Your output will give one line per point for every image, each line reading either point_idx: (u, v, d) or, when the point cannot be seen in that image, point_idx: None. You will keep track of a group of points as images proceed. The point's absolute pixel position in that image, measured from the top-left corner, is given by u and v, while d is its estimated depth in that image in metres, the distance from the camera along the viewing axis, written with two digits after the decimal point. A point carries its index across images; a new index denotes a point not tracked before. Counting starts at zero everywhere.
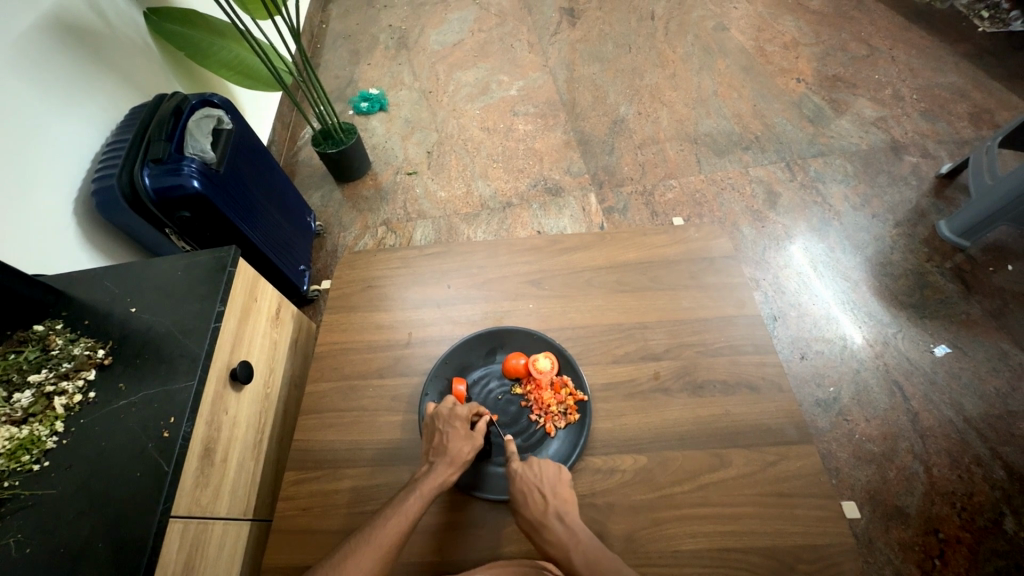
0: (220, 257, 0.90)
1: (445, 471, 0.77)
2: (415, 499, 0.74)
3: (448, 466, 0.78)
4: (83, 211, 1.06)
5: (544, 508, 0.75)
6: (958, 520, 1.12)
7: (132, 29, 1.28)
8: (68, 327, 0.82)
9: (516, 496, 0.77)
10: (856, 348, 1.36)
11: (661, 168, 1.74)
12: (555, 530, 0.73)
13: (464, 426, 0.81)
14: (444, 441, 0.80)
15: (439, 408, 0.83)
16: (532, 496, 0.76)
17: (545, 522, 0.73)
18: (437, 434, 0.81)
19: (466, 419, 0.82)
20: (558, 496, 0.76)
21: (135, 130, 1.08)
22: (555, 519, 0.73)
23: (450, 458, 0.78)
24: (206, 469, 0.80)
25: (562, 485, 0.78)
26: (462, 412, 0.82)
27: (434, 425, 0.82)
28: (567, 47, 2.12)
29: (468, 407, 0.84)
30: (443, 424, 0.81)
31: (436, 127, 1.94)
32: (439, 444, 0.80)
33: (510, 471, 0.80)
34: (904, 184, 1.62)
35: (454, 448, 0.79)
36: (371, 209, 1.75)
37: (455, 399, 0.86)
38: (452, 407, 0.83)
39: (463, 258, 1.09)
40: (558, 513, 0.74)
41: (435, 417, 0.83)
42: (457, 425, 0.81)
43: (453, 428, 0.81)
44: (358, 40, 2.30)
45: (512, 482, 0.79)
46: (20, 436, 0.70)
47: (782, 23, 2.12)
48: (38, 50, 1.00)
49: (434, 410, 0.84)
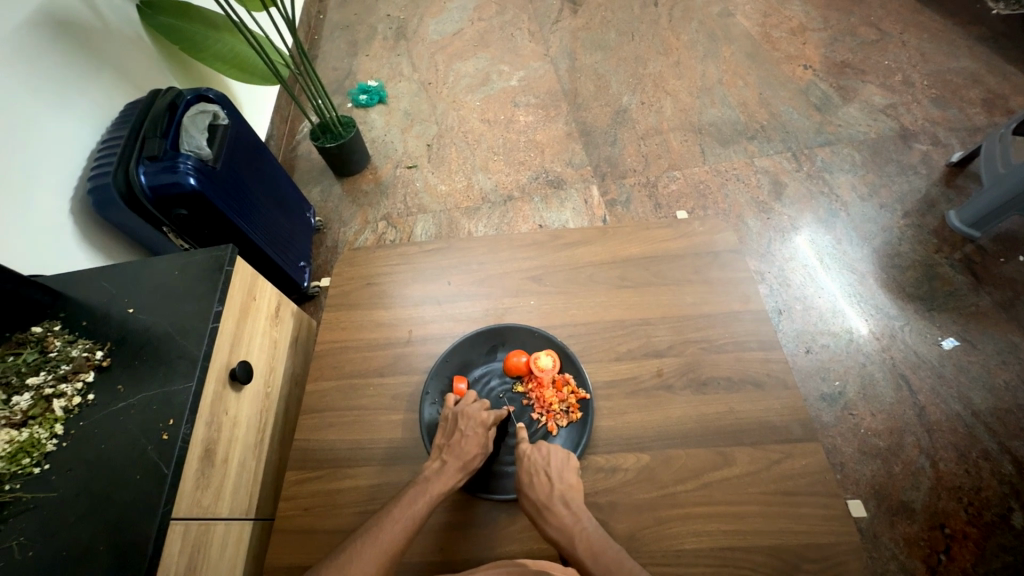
0: (217, 256, 0.89)
1: (454, 475, 0.77)
2: (423, 503, 0.73)
3: (457, 470, 0.77)
4: (79, 210, 1.05)
5: (550, 491, 0.74)
6: (965, 515, 1.11)
7: (125, 22, 1.26)
8: (66, 328, 0.82)
9: (522, 476, 0.77)
10: (862, 341, 1.35)
11: (665, 159, 1.71)
12: (561, 516, 0.72)
13: (481, 432, 0.81)
14: (461, 442, 0.79)
15: (463, 406, 0.83)
16: (538, 478, 0.76)
17: (551, 505, 0.73)
18: (455, 433, 0.81)
19: (487, 427, 0.82)
20: (564, 481, 0.76)
21: (130, 127, 1.06)
22: (560, 504, 0.73)
23: (460, 462, 0.78)
24: (207, 470, 0.80)
25: (569, 471, 0.78)
26: (487, 418, 0.82)
27: (456, 423, 0.81)
28: (568, 35, 2.08)
29: (489, 411, 0.84)
30: (465, 425, 0.81)
31: (435, 119, 1.91)
32: (454, 443, 0.79)
33: (520, 452, 0.80)
34: (913, 173, 1.59)
35: (466, 451, 0.79)
36: (371, 204, 1.73)
37: (474, 398, 0.86)
38: (475, 410, 0.82)
39: (462, 254, 1.08)
40: (563, 498, 0.74)
41: (458, 415, 0.82)
42: (478, 431, 0.81)
43: (470, 431, 0.80)
44: (356, 31, 2.26)
45: (520, 461, 0.79)
46: (20, 439, 0.69)
47: (789, 7, 2.06)
48: (29, 46, 0.99)
49: (453, 410, 0.83)
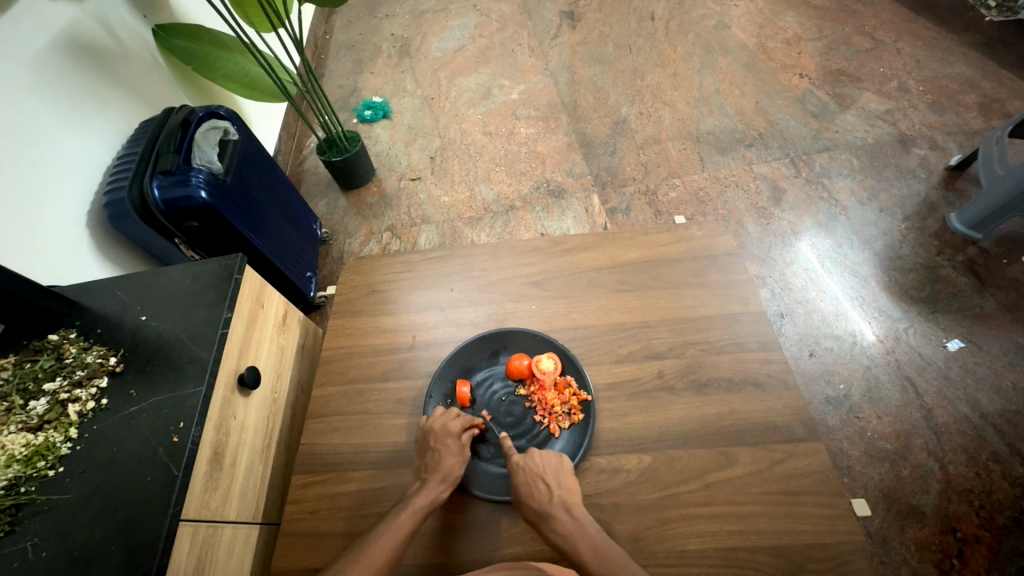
0: (227, 265, 0.92)
1: (436, 488, 0.78)
2: (407, 517, 0.74)
3: (438, 483, 0.78)
4: (95, 224, 1.09)
5: (549, 497, 0.75)
6: (977, 519, 1.10)
7: (141, 44, 1.32)
8: (81, 336, 0.84)
9: (520, 485, 0.77)
10: (866, 345, 1.34)
11: (665, 167, 1.74)
12: (563, 521, 0.73)
13: (455, 443, 0.82)
14: (437, 458, 0.80)
15: (431, 423, 0.84)
16: (537, 486, 0.76)
17: (552, 511, 0.73)
18: (427, 452, 0.81)
19: (456, 437, 0.83)
20: (563, 486, 0.77)
21: (145, 144, 1.10)
22: (562, 509, 0.74)
23: (441, 475, 0.79)
24: (215, 474, 0.82)
25: (566, 475, 0.79)
26: (454, 428, 0.83)
27: (426, 441, 0.82)
28: (567, 50, 2.13)
29: (459, 422, 0.85)
30: (436, 440, 0.82)
31: (438, 132, 1.96)
32: (431, 461, 0.80)
33: (514, 464, 0.81)
34: (912, 177, 1.60)
35: (445, 464, 0.79)
36: (376, 216, 1.76)
37: (449, 411, 0.86)
38: (444, 424, 0.83)
39: (464, 261, 1.10)
40: (563, 503, 0.74)
41: (427, 432, 0.83)
42: (449, 442, 0.82)
43: (445, 445, 0.81)
44: (362, 50, 2.33)
45: (515, 474, 0.79)
46: (35, 443, 0.71)
47: (783, 19, 2.10)
48: (52, 69, 1.04)
49: (427, 424, 0.84)
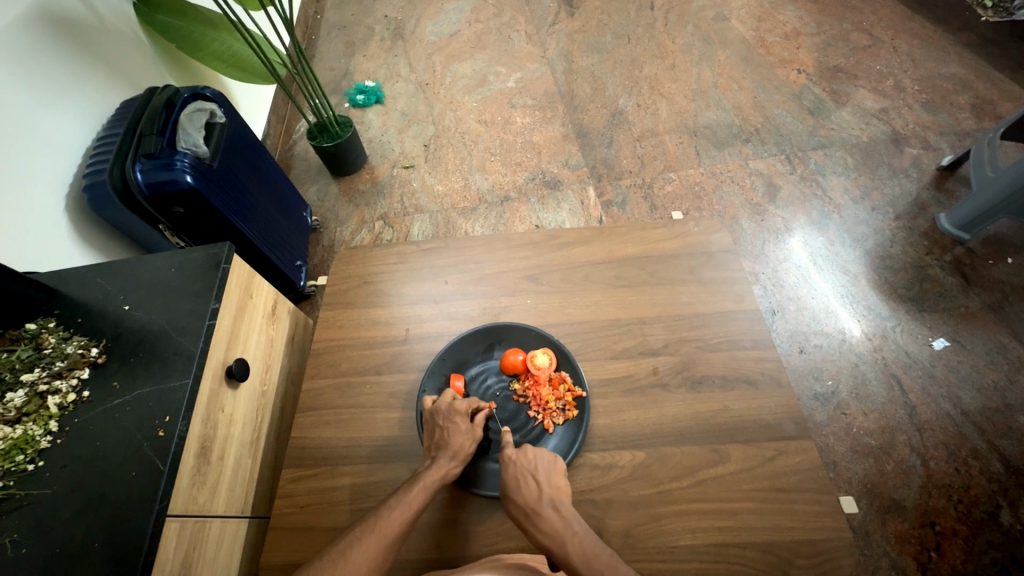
0: (214, 253, 0.89)
1: (447, 464, 0.78)
2: (417, 491, 0.74)
3: (449, 460, 0.78)
4: (74, 207, 1.05)
5: (538, 496, 0.75)
6: (955, 513, 1.13)
7: (121, 19, 1.26)
8: (61, 325, 0.81)
9: (509, 481, 0.77)
10: (854, 342, 1.36)
11: (660, 161, 1.73)
12: (549, 520, 0.72)
13: (464, 420, 0.82)
14: (445, 436, 0.80)
15: (438, 403, 0.84)
16: (526, 483, 0.76)
17: (539, 510, 0.73)
18: (438, 429, 0.81)
19: (466, 414, 0.82)
20: (553, 485, 0.77)
21: (127, 124, 1.06)
22: (549, 508, 0.74)
23: (453, 452, 0.79)
24: (202, 468, 0.80)
25: (557, 475, 0.78)
26: (462, 408, 0.82)
27: (434, 421, 0.82)
28: (565, 37, 2.10)
29: (467, 402, 0.84)
30: (443, 418, 0.82)
31: (432, 120, 1.92)
32: (441, 439, 0.80)
33: (504, 457, 0.80)
34: (904, 176, 1.61)
35: (456, 441, 0.80)
36: (368, 204, 1.73)
37: (455, 394, 0.86)
38: (451, 402, 0.83)
39: (459, 253, 1.08)
40: (551, 502, 0.74)
41: (436, 412, 0.83)
42: (457, 420, 0.81)
43: (454, 422, 0.81)
44: (354, 31, 2.27)
45: (506, 466, 0.79)
46: (13, 436, 0.69)
47: (783, 12, 2.09)
48: (26, 42, 0.98)
49: (433, 406, 0.84)
